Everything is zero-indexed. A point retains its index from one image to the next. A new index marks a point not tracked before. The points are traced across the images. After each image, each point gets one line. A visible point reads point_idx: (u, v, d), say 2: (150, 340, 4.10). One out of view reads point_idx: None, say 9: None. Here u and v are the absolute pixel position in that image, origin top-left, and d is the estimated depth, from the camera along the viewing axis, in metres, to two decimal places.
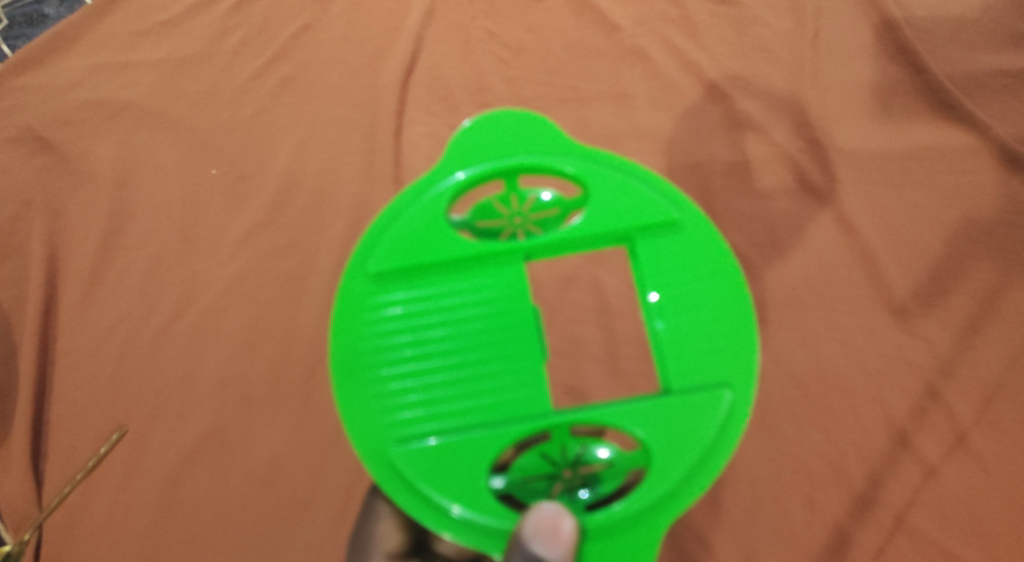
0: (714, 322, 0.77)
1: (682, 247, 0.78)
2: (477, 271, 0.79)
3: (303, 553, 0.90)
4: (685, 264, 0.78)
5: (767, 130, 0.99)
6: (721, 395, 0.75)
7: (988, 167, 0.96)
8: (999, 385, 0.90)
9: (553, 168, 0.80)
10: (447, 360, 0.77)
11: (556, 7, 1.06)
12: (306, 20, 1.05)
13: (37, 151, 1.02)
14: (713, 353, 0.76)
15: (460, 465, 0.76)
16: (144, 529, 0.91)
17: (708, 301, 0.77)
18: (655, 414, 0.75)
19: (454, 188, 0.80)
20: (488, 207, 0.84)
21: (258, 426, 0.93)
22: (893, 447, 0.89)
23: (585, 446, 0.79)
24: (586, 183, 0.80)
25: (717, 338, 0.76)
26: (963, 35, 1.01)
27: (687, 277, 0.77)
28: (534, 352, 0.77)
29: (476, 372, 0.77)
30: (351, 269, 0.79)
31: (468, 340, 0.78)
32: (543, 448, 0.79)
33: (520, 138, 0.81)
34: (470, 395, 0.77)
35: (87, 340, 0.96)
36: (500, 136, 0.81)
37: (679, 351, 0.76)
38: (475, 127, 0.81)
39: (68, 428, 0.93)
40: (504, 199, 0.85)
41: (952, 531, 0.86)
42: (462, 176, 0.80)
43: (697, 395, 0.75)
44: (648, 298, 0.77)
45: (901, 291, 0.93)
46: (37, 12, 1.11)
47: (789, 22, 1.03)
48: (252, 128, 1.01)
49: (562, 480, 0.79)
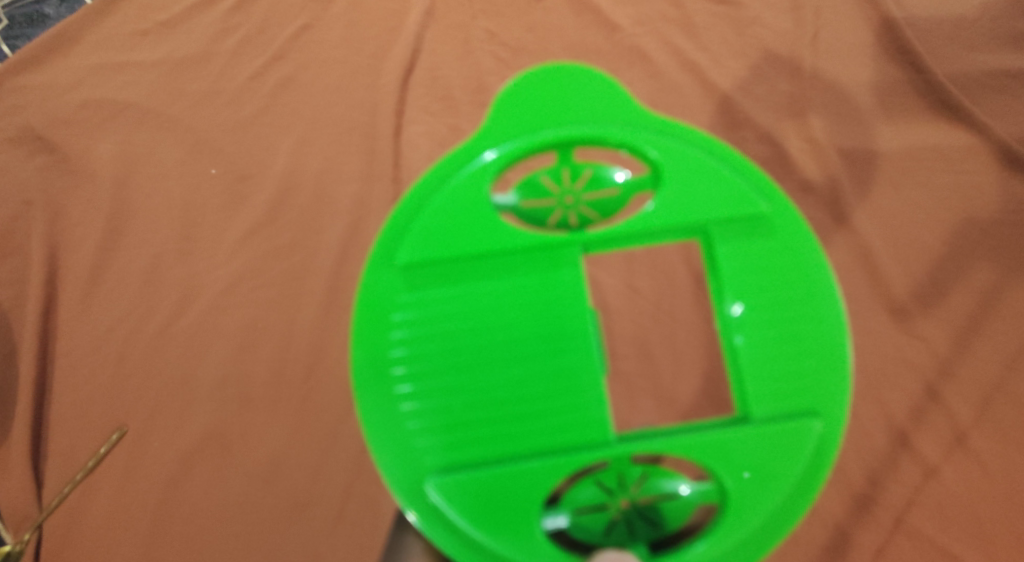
0: (800, 337, 0.77)
1: (763, 247, 0.78)
2: (511, 274, 0.79)
3: (303, 553, 0.90)
4: (765, 268, 0.78)
5: (767, 130, 0.99)
6: (810, 425, 0.76)
7: (988, 167, 0.96)
8: (999, 384, 0.90)
9: (625, 146, 0.81)
10: (472, 369, 0.78)
11: (555, 7, 1.06)
12: (306, 20, 1.05)
13: (37, 150, 1.02)
14: (799, 375, 0.77)
15: (483, 481, 0.76)
16: (144, 529, 0.91)
17: (791, 313, 0.78)
18: (738, 445, 0.76)
19: (490, 167, 0.81)
20: (540, 185, 0.86)
21: (259, 425, 0.93)
22: (893, 447, 0.89)
23: (645, 478, 0.79)
24: (663, 171, 0.80)
25: (805, 360, 0.77)
26: (962, 34, 1.01)
27: (765, 283, 0.78)
28: (573, 359, 0.78)
29: (501, 380, 0.78)
30: (377, 260, 0.79)
31: (500, 347, 0.78)
32: (599, 477, 0.80)
33: (582, 106, 0.81)
34: (494, 407, 0.78)
35: (88, 340, 0.96)
36: (543, 102, 0.81)
37: (757, 368, 0.77)
38: (523, 93, 0.81)
39: (67, 428, 0.93)
40: (557, 176, 0.86)
41: (951, 530, 0.86)
42: (494, 155, 0.81)
43: (783, 425, 0.76)
44: (729, 311, 0.78)
45: (901, 291, 0.93)
46: (37, 11, 1.11)
47: (789, 22, 1.03)
48: (251, 128, 1.01)
49: (619, 512, 0.79)
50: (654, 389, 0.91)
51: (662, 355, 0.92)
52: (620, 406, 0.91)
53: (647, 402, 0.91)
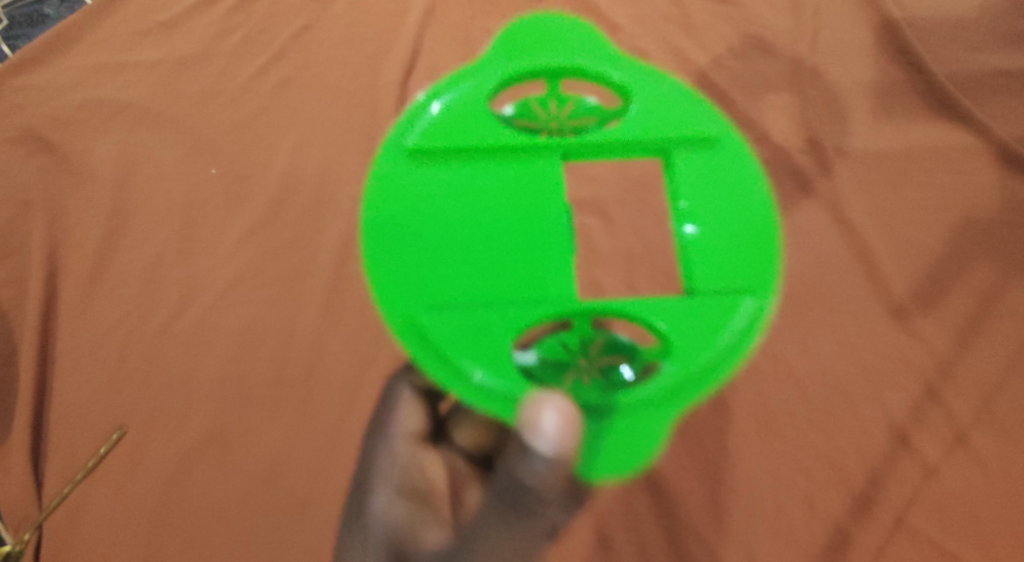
0: (745, 241, 0.83)
1: (720, 163, 0.85)
2: (495, 192, 0.85)
3: (303, 553, 0.89)
4: (721, 180, 0.85)
5: (767, 128, 0.99)
6: (744, 303, 0.82)
7: (988, 166, 0.97)
8: (998, 384, 0.89)
9: (590, 72, 0.88)
10: (454, 270, 0.83)
11: (554, 8, 1.07)
12: (306, 21, 1.07)
13: (37, 150, 1.02)
14: (740, 264, 0.83)
15: (453, 327, 0.81)
16: (143, 529, 0.90)
17: (744, 225, 0.84)
18: (683, 318, 0.82)
19: (478, 101, 0.88)
20: (530, 110, 0.96)
21: (258, 425, 0.92)
22: (893, 446, 0.88)
23: (605, 346, 0.88)
24: (630, 91, 0.88)
25: (748, 260, 0.83)
26: (962, 35, 1.02)
27: (716, 198, 0.85)
28: (543, 268, 0.83)
29: (482, 281, 0.83)
30: (377, 174, 0.85)
31: (481, 261, 0.83)
32: (564, 338, 0.88)
33: (561, 39, 0.90)
34: (474, 309, 0.82)
35: (87, 340, 0.95)
36: (527, 41, 0.90)
37: (708, 268, 0.83)
38: (512, 34, 0.90)
39: (68, 428, 0.93)
40: (543, 104, 0.96)
41: (951, 531, 0.85)
42: (468, 103, 0.88)
43: (724, 305, 0.82)
44: (683, 230, 0.84)
45: (900, 291, 0.93)
46: (37, 12, 1.12)
47: (788, 20, 1.04)
48: (251, 128, 1.02)
49: (578, 367, 0.86)
50: None
51: None
52: None
53: None
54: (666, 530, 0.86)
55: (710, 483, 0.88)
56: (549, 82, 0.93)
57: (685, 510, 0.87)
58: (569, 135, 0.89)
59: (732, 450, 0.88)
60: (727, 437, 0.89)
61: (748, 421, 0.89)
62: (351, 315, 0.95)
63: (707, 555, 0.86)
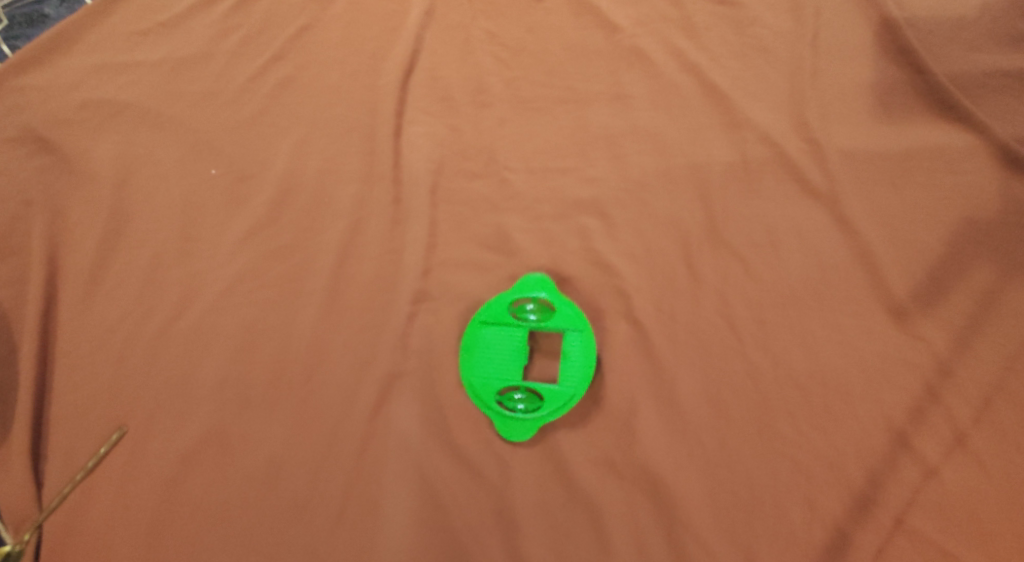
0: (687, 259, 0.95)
1: (705, 189, 0.98)
2: (508, 229, 0.98)
3: (304, 552, 0.89)
4: (696, 199, 0.97)
5: (768, 129, 0.99)
6: (689, 307, 0.93)
7: (988, 166, 0.96)
8: (999, 385, 0.89)
9: (590, 108, 1.02)
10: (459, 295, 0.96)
11: (555, 8, 1.07)
12: (306, 21, 1.07)
13: (37, 151, 1.01)
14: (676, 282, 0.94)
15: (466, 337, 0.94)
16: (143, 528, 0.90)
17: (715, 242, 0.96)
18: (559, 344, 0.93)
19: (496, 131, 1.02)
20: None
21: (258, 425, 0.92)
22: (893, 447, 0.88)
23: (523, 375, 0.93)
24: (624, 123, 1.01)
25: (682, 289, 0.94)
26: (963, 35, 1.02)
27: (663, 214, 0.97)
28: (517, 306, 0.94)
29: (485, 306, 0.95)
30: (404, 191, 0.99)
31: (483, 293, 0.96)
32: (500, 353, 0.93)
33: (570, 75, 1.04)
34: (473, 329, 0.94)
35: (88, 341, 0.95)
36: (541, 78, 1.04)
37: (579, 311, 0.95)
38: (526, 71, 1.04)
39: (68, 428, 0.93)
40: None
41: (950, 531, 0.86)
42: (484, 134, 1.02)
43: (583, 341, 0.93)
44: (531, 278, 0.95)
45: (901, 291, 0.92)
46: (37, 12, 1.12)
47: (789, 21, 1.03)
48: (252, 128, 1.02)
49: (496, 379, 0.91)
50: (654, 389, 0.91)
51: (663, 355, 0.92)
52: (618, 408, 0.91)
53: (646, 402, 0.90)
54: (666, 530, 0.87)
55: (710, 483, 0.88)
56: (557, 109, 1.02)
57: (686, 511, 0.87)
58: (569, 158, 1.00)
59: (732, 452, 0.88)
60: (727, 439, 0.89)
61: (749, 423, 0.89)
62: (351, 315, 0.95)
63: (707, 555, 0.86)
